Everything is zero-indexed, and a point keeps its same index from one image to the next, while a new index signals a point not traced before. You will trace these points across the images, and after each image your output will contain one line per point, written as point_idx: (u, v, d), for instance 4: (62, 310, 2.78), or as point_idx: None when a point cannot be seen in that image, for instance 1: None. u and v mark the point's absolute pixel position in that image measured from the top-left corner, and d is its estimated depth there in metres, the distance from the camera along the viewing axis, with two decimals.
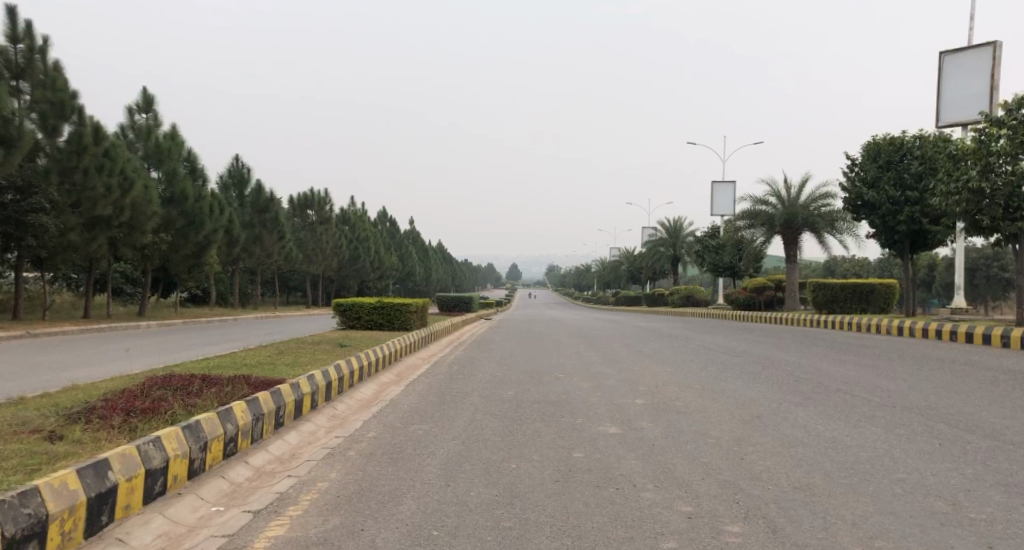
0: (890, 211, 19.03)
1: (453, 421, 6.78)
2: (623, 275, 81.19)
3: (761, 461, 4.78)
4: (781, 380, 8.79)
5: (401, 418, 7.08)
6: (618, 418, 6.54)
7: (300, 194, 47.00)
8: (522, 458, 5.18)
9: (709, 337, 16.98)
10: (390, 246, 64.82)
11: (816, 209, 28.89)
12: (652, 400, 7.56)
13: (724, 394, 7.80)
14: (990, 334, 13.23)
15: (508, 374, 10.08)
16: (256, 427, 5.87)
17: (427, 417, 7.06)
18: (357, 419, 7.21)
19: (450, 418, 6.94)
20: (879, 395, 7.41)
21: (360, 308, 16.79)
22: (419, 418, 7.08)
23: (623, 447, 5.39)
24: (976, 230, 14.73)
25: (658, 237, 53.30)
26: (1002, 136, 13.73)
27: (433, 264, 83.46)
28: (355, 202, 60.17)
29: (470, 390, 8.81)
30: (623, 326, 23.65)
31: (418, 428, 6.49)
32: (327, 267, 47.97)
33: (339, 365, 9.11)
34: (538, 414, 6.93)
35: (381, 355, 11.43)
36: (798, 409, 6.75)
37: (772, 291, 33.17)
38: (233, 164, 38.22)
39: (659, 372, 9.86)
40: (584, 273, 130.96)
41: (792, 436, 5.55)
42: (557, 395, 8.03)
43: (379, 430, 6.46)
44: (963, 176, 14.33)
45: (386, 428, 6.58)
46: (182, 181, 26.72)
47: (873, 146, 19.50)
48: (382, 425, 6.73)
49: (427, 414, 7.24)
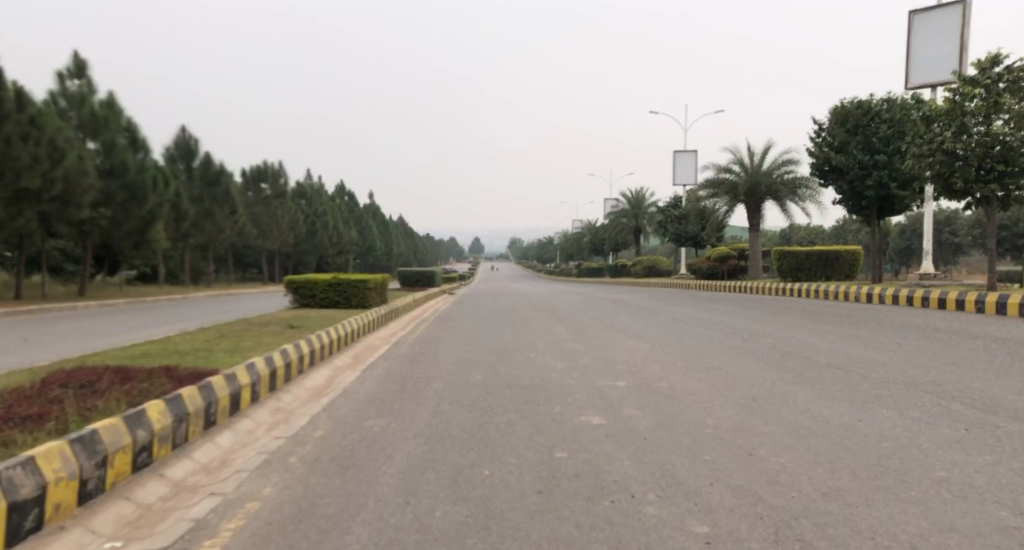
0: (859, 175, 18.74)
1: (414, 415, 5.94)
2: (585, 248, 81.23)
3: (774, 457, 4.12)
4: (766, 355, 8.24)
5: (355, 412, 6.22)
6: (600, 405, 5.83)
7: (252, 166, 44.61)
8: (496, 462, 4.41)
9: (680, 308, 16.46)
10: (348, 221, 63.00)
11: (780, 177, 28.66)
12: (634, 382, 6.89)
13: (712, 373, 7.17)
14: (963, 299, 13.00)
15: (474, 355, 9.30)
16: (179, 430, 4.90)
17: (384, 410, 6.23)
18: (304, 414, 6.30)
19: (412, 410, 6.12)
20: (876, 370, 6.90)
21: (313, 286, 15.70)
22: (375, 410, 6.24)
23: (611, 443, 4.67)
24: (948, 194, 14.38)
25: (621, 207, 52.86)
26: (976, 96, 13.48)
27: (393, 239, 81.75)
28: (309, 176, 57.99)
29: (433, 374, 7.99)
30: (590, 298, 23.08)
31: (376, 424, 5.67)
32: (282, 243, 46.08)
33: (287, 349, 8.14)
34: (511, 402, 6.19)
35: (335, 336, 10.47)
36: (796, 389, 6.17)
37: (735, 261, 33.06)
38: (178, 135, 35.93)
39: (637, 349, 9.22)
40: (546, 247, 130.84)
41: (801, 422, 4.92)
42: (529, 379, 7.30)
43: (330, 428, 5.61)
44: (935, 138, 14.04)
45: (338, 425, 5.71)
46: (121, 152, 24.62)
47: (841, 110, 19.15)
48: (334, 421, 5.86)
49: (383, 406, 6.39)
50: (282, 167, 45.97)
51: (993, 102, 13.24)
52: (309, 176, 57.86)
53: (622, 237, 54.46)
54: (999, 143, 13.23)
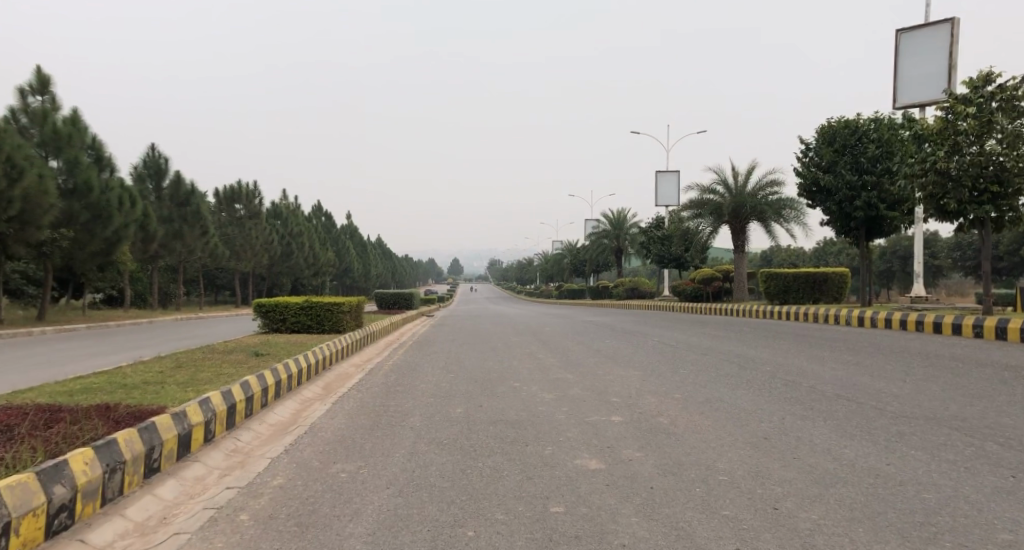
0: (847, 196, 18.68)
1: (388, 458, 5.31)
2: (566, 269, 80.95)
3: (803, 511, 3.58)
4: (766, 386, 7.76)
5: (322, 455, 5.56)
6: (596, 447, 5.26)
7: (226, 186, 43.59)
8: (482, 520, 3.79)
9: (667, 332, 16.00)
10: (326, 241, 62.07)
11: (763, 199, 28.62)
12: (630, 416, 6.36)
13: (713, 406, 6.65)
14: (960, 324, 12.74)
15: (455, 385, 8.67)
16: (111, 482, 4.17)
17: (355, 452, 5.58)
18: (263, 458, 5.62)
19: (386, 453, 5.48)
20: (887, 402, 6.46)
21: (284, 309, 14.96)
22: (344, 453, 5.58)
23: (613, 493, 4.10)
24: (940, 215, 14.53)
25: (601, 228, 52.65)
26: (969, 115, 13.51)
27: (371, 260, 80.78)
28: (286, 196, 57.05)
29: (410, 407, 7.35)
30: (572, 321, 22.53)
31: (345, 470, 5.03)
32: (257, 263, 45.01)
33: (249, 381, 7.46)
34: (496, 441, 5.60)
35: (305, 364, 9.78)
36: (808, 424, 5.67)
37: (719, 282, 32.90)
38: (147, 154, 34.99)
39: (629, 378, 8.68)
40: (527, 268, 130.41)
41: (823, 466, 4.40)
42: (515, 413, 6.71)
43: (293, 476, 4.96)
44: (928, 158, 14.10)
45: (303, 473, 5.04)
46: (85, 170, 23.76)
47: (828, 130, 19.18)
48: (297, 467, 5.20)
49: (353, 447, 5.74)
50: (257, 188, 45.09)
51: (985, 122, 13.31)
52: (285, 196, 56.82)
53: (603, 258, 54.26)
54: (991, 164, 13.35)
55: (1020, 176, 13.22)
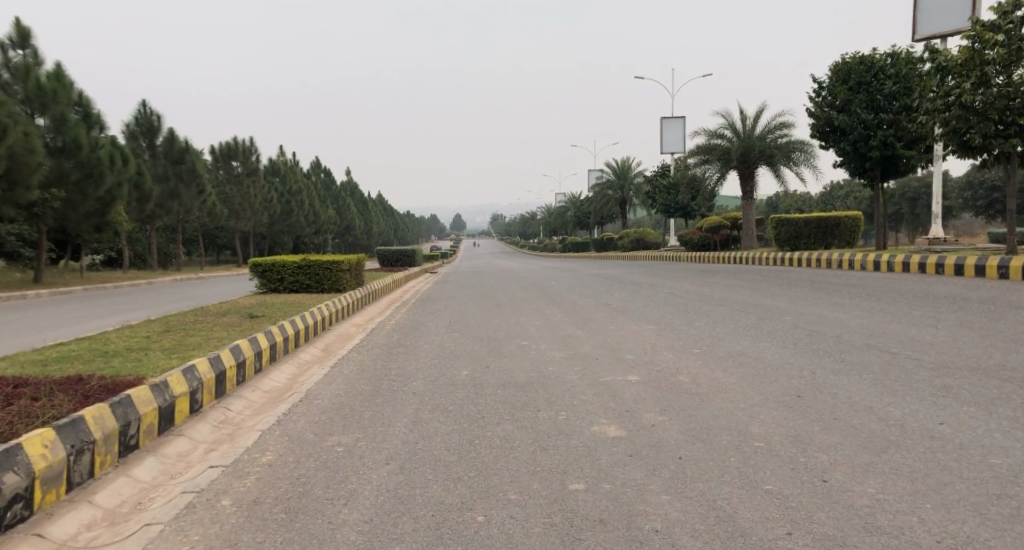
0: (862, 136, 17.93)
1: (389, 428, 4.91)
2: (569, 223, 80.31)
3: (856, 483, 3.14)
4: (790, 337, 7.30)
5: (319, 427, 5.18)
6: (614, 411, 4.83)
7: (222, 143, 42.65)
8: (492, 501, 3.38)
9: (677, 282, 15.52)
10: (327, 199, 61.30)
11: (772, 142, 27.75)
12: (647, 375, 5.94)
13: (736, 361, 6.20)
14: (984, 265, 12.21)
15: (459, 345, 8.25)
16: (78, 464, 3.80)
17: (353, 423, 5.19)
18: (253, 431, 5.25)
19: (388, 422, 5.09)
20: (925, 350, 6.00)
21: (282, 268, 14.52)
22: (341, 424, 5.19)
23: (638, 466, 3.68)
24: (962, 151, 13.84)
25: (605, 179, 51.69)
26: (997, 43, 12.66)
27: (373, 218, 80.02)
28: (283, 153, 56.00)
29: (413, 370, 6.95)
30: (577, 274, 22.04)
31: (342, 444, 4.65)
32: (256, 223, 44.45)
33: (241, 345, 7.06)
34: (505, 407, 5.18)
35: (303, 325, 9.37)
36: (844, 378, 5.22)
37: (726, 231, 32.29)
38: (139, 111, 33.98)
39: (643, 333, 8.22)
40: (530, 223, 129.29)
41: (870, 426, 3.96)
42: (525, 374, 6.29)
43: (285, 454, 4.58)
44: (952, 90, 13.33)
45: (296, 449, 4.67)
46: (73, 128, 22.98)
47: (843, 66, 18.26)
48: (291, 442, 4.82)
49: (351, 416, 5.35)
50: (253, 145, 44.16)
51: (1015, 50, 12.48)
52: (282, 153, 55.81)
53: (607, 209, 53.47)
54: (1020, 95, 12.59)
55: None
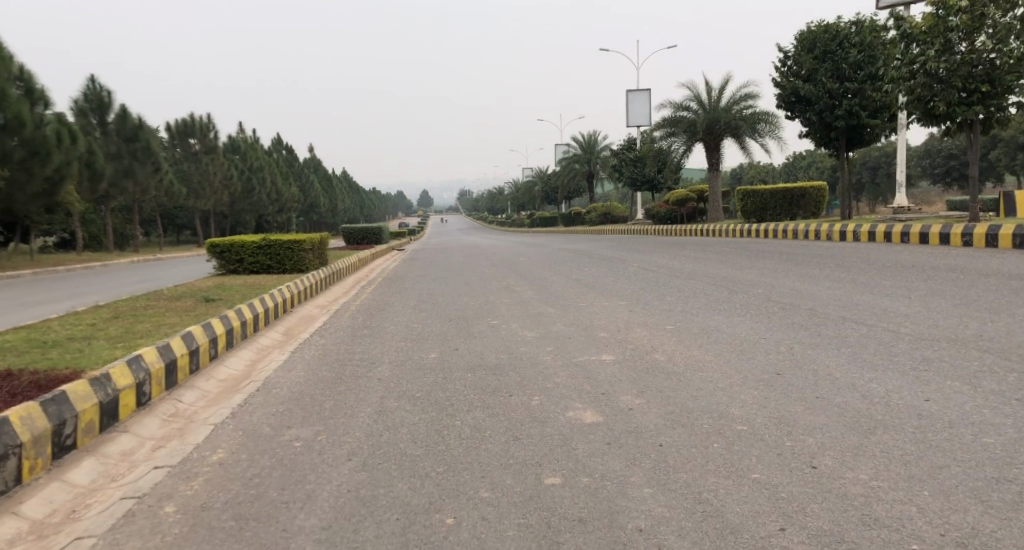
0: (827, 106, 17.95)
1: (351, 419, 4.61)
2: (536, 198, 80.05)
3: (848, 470, 2.95)
4: (764, 311, 7.17)
5: (276, 419, 4.84)
6: (589, 394, 4.60)
7: (179, 120, 40.97)
8: (462, 500, 3.12)
9: (647, 256, 15.40)
10: (289, 176, 59.75)
11: (738, 113, 27.73)
12: (621, 353, 5.75)
13: (711, 337, 6.04)
14: (948, 233, 12.33)
15: (427, 326, 7.95)
16: (2, 471, 3.44)
17: (314, 413, 4.86)
18: (204, 426, 4.87)
19: (351, 411, 4.78)
20: (900, 322, 5.91)
21: (241, 248, 13.93)
22: (300, 415, 4.86)
23: (618, 455, 3.46)
24: (926, 119, 13.90)
25: (572, 153, 51.42)
26: (961, 9, 12.64)
27: (338, 195, 78.46)
28: (242, 129, 54.13)
29: (378, 354, 6.62)
30: (546, 249, 21.80)
31: (301, 439, 4.33)
32: (217, 202, 43.03)
33: (193, 332, 6.63)
34: (475, 393, 4.91)
35: (263, 309, 8.92)
36: (823, 353, 5.08)
37: (693, 203, 32.39)
38: (87, 87, 32.24)
39: (615, 310, 8.01)
40: (497, 198, 128.63)
41: (855, 405, 3.79)
42: (495, 356, 6.02)
43: (239, 451, 4.24)
44: (917, 58, 13.34)
45: (251, 445, 4.34)
46: (15, 104, 21.57)
47: (807, 36, 18.18)
48: (246, 438, 4.48)
49: (311, 406, 5.02)
50: (211, 121, 42.52)
51: (978, 16, 12.49)
52: (241, 129, 53.99)
53: (575, 183, 53.26)
54: (982, 63, 12.64)
55: (1011, 74, 12.56)
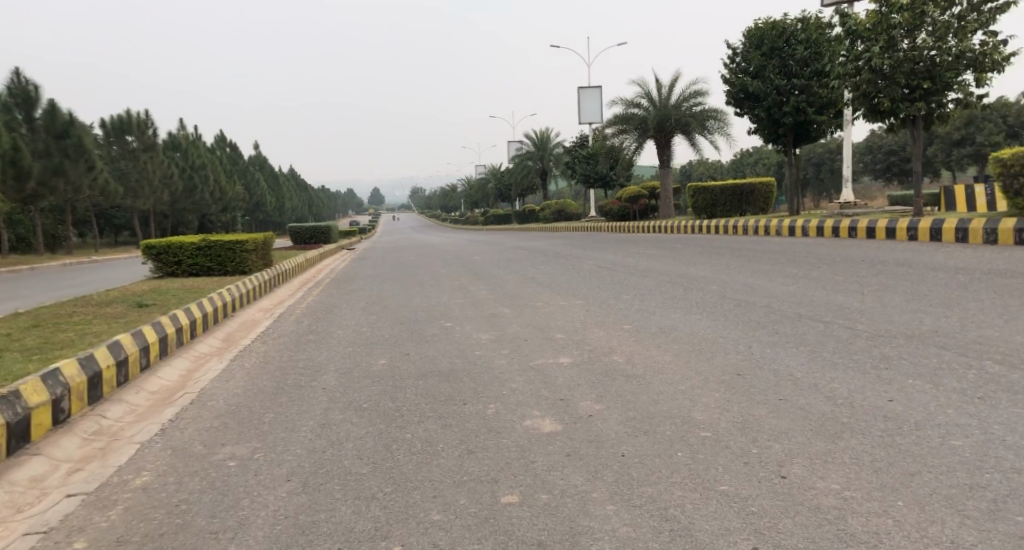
0: (775, 102, 18.33)
1: (292, 433, 4.27)
2: (490, 195, 79.85)
3: (818, 479, 2.81)
4: (719, 308, 7.12)
5: (206, 430, 4.47)
6: (547, 401, 4.38)
7: (114, 116, 38.88)
8: (411, 525, 2.85)
9: (601, 253, 15.34)
10: (234, 174, 57.75)
11: (688, 110, 28.08)
12: (579, 356, 5.56)
13: (669, 337, 5.91)
14: (894, 227, 12.68)
15: (377, 329, 7.60)
16: None
17: (251, 426, 4.49)
18: (129, 444, 4.40)
19: (292, 423, 4.45)
20: (856, 320, 5.92)
21: (179, 250, 13.21)
22: (232, 427, 4.51)
23: (579, 468, 3.25)
24: (872, 115, 14.31)
25: (525, 150, 51.32)
26: (902, 6, 13.04)
27: (286, 193, 76.41)
28: (183, 125, 51.97)
29: (324, 361, 6.26)
30: (500, 247, 21.57)
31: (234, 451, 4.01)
32: (157, 202, 41.13)
33: (121, 339, 6.05)
34: (426, 401, 4.63)
35: (201, 313, 8.35)
36: (782, 353, 5.02)
37: (645, 200, 32.73)
38: (12, 80, 30.19)
39: (572, 310, 7.83)
40: (450, 195, 127.74)
41: (819, 409, 3.71)
42: (448, 361, 5.76)
43: (164, 470, 3.88)
44: (863, 54, 13.70)
45: (176, 462, 3.97)
46: None
47: (756, 32, 18.51)
48: (173, 452, 4.11)
49: (248, 418, 4.65)
50: (149, 118, 40.57)
51: (918, 14, 12.92)
52: (181, 126, 51.82)
53: (528, 181, 53.27)
54: (923, 60, 13.05)
55: (950, 71, 12.97)
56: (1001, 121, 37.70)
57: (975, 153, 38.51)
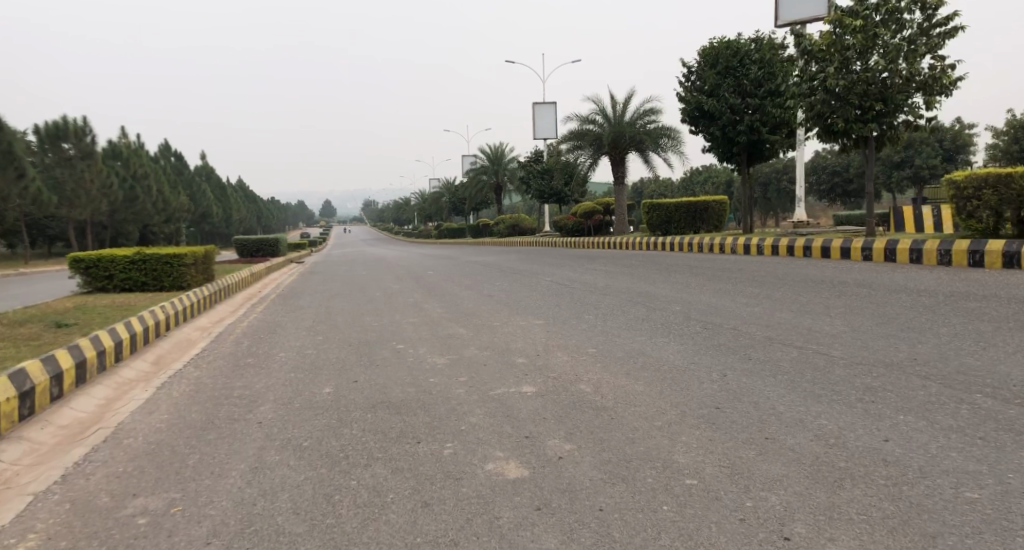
0: (730, 120, 18.57)
1: (218, 468, 3.64)
2: (445, 209, 79.32)
3: (829, 543, 2.47)
4: (687, 331, 6.82)
5: (116, 462, 3.71)
6: (511, 438, 3.95)
7: (47, 121, 36.55)
8: None
9: (558, 270, 15.01)
10: (179, 184, 55.43)
11: (643, 127, 28.31)
12: (545, 384, 5.15)
13: (639, 364, 5.57)
14: (849, 247, 12.87)
15: (324, 352, 7.01)
16: None
17: (169, 457, 3.78)
18: (18, 498, 3.30)
19: (219, 458, 3.78)
20: (830, 348, 5.72)
21: (110, 264, 12.21)
22: (148, 457, 3.78)
23: (553, 525, 2.83)
24: (826, 135, 14.63)
25: (479, 164, 50.84)
26: (856, 28, 13.39)
27: (233, 205, 73.89)
28: (124, 133, 49.58)
29: (262, 386, 5.62)
30: (454, 262, 21.05)
31: (145, 491, 3.30)
32: (94, 212, 38.86)
33: (26, 368, 4.78)
34: (375, 438, 4.11)
35: (129, 334, 7.22)
36: (761, 386, 4.74)
37: (600, 215, 32.79)
38: None
39: (533, 331, 7.41)
40: (403, 209, 126.44)
41: (811, 452, 3.43)
42: (401, 390, 5.24)
43: (52, 511, 3.12)
44: (818, 74, 13.99)
45: (68, 503, 3.19)
46: None
47: (711, 51, 18.79)
48: (71, 488, 3.36)
49: (165, 448, 3.95)
50: (87, 124, 38.39)
51: (870, 36, 13.31)
52: (120, 133, 49.30)
53: (483, 195, 52.97)
54: (876, 82, 13.40)
55: (901, 94, 13.36)
56: (937, 145, 39.64)
57: (913, 176, 40.36)
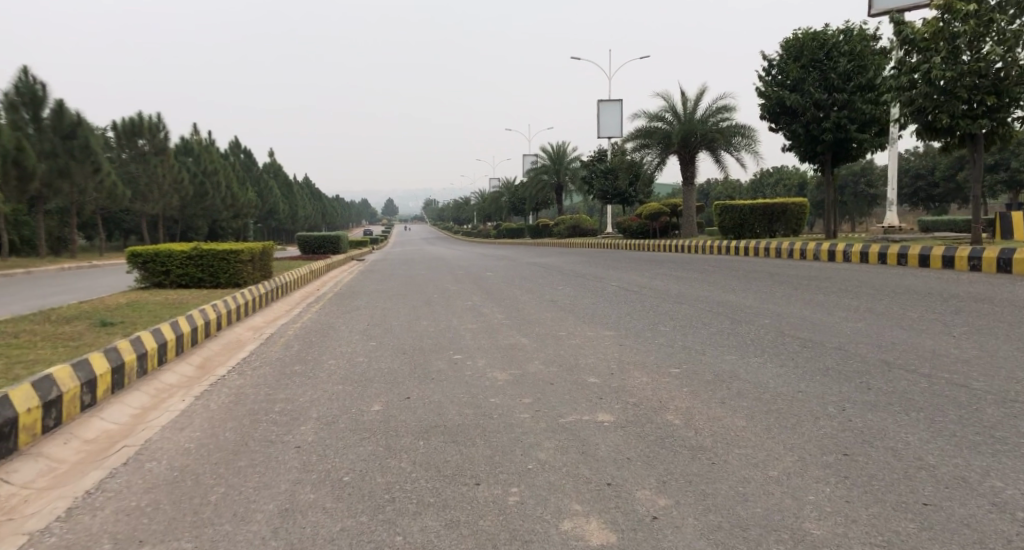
0: (814, 117, 17.28)
1: (240, 508, 3.05)
2: (503, 210, 79.16)
3: None
4: (784, 350, 5.92)
5: (129, 494, 3.20)
6: (591, 484, 3.24)
7: (124, 118, 38.03)
8: None
9: (623, 274, 14.08)
10: (247, 181, 57.08)
11: (714, 125, 26.97)
12: (623, 411, 4.41)
13: (733, 390, 4.75)
14: (953, 256, 11.50)
15: (375, 361, 6.48)
16: None
17: (187, 491, 3.24)
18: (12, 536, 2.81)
19: (247, 494, 3.22)
20: (969, 378, 4.75)
21: (167, 259, 12.17)
22: (166, 489, 3.26)
23: None
24: (927, 132, 13.30)
25: (540, 164, 50.19)
26: (967, 14, 12.06)
27: (298, 203, 75.83)
28: (196, 131, 51.17)
29: (306, 399, 5.08)
30: (514, 264, 20.40)
31: (154, 538, 2.75)
32: (166, 206, 40.19)
33: (54, 375, 4.38)
34: (428, 473, 3.48)
35: (175, 333, 6.88)
36: (894, 427, 3.85)
37: (666, 217, 31.53)
38: (20, 78, 28.60)
39: (603, 344, 6.65)
40: (463, 208, 127.46)
41: (998, 532, 2.57)
42: (457, 412, 4.59)
43: None
44: (920, 65, 12.67)
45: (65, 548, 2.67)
46: None
47: (794, 44, 17.54)
48: (73, 528, 2.85)
49: (188, 477, 3.41)
50: (161, 120, 39.72)
51: (984, 22, 11.98)
52: (193, 130, 50.97)
53: (543, 195, 52.28)
54: (989, 73, 12.04)
55: (1017, 86, 12.00)
56: None
57: (1008, 180, 37.32)
